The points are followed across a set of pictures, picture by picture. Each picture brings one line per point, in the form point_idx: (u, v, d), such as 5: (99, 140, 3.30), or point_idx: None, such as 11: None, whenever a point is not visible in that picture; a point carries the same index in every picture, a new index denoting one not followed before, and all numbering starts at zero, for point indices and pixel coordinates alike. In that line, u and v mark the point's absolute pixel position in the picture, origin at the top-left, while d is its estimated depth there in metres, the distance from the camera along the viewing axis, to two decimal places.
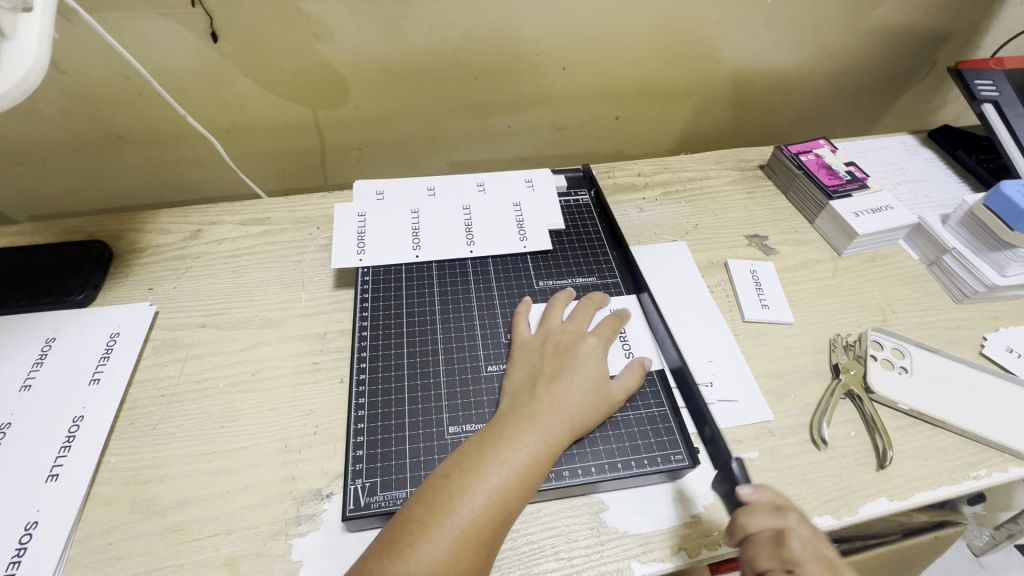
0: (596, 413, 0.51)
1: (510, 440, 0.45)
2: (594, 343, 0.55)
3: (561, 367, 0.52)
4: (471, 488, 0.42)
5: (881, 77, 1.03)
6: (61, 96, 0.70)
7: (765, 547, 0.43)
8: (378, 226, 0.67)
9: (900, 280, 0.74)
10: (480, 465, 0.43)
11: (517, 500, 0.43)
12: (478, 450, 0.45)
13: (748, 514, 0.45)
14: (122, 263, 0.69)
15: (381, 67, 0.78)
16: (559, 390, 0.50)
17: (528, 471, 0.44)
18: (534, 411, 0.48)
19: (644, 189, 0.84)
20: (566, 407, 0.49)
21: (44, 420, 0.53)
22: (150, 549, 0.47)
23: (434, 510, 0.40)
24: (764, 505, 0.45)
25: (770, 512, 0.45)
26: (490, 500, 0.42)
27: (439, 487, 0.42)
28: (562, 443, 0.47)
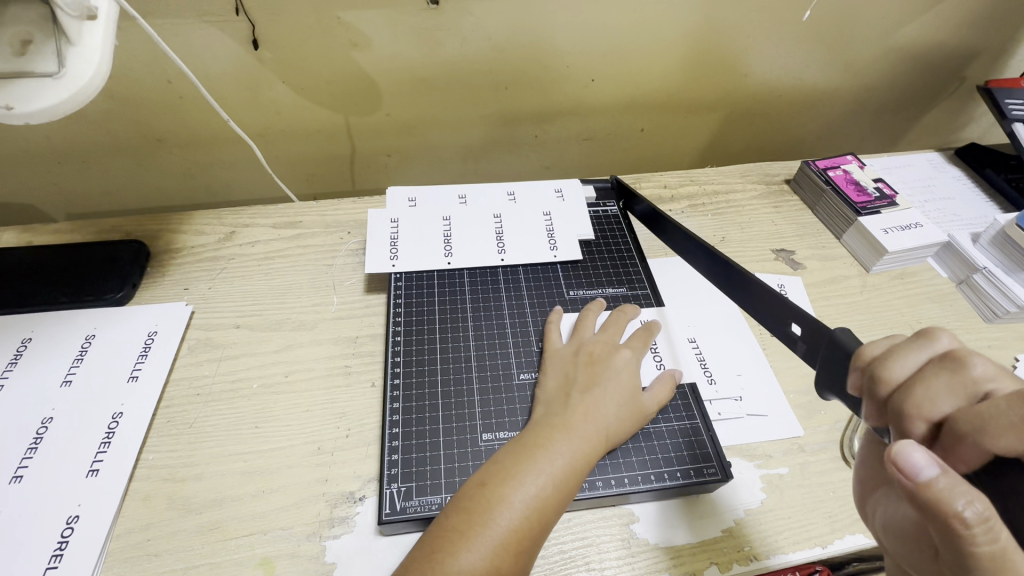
0: (629, 425, 0.51)
1: (546, 450, 0.46)
2: (627, 355, 0.55)
3: (595, 377, 0.53)
4: (509, 498, 0.42)
5: (907, 94, 1.03)
6: (104, 99, 0.72)
7: (939, 382, 0.32)
8: (410, 232, 0.68)
9: (929, 298, 0.73)
10: (516, 474, 0.44)
11: (553, 510, 0.43)
12: (513, 458, 0.45)
13: (889, 360, 0.35)
14: (158, 263, 0.70)
15: (414, 75, 0.79)
16: (593, 400, 0.50)
17: (565, 481, 0.45)
18: (569, 420, 0.48)
19: (671, 201, 0.84)
20: (601, 418, 0.49)
21: (84, 416, 0.54)
22: (187, 546, 0.47)
23: (473, 519, 0.41)
24: (901, 343, 0.35)
25: (914, 345, 0.34)
26: (528, 510, 0.42)
27: (476, 495, 0.42)
28: (596, 454, 0.48)
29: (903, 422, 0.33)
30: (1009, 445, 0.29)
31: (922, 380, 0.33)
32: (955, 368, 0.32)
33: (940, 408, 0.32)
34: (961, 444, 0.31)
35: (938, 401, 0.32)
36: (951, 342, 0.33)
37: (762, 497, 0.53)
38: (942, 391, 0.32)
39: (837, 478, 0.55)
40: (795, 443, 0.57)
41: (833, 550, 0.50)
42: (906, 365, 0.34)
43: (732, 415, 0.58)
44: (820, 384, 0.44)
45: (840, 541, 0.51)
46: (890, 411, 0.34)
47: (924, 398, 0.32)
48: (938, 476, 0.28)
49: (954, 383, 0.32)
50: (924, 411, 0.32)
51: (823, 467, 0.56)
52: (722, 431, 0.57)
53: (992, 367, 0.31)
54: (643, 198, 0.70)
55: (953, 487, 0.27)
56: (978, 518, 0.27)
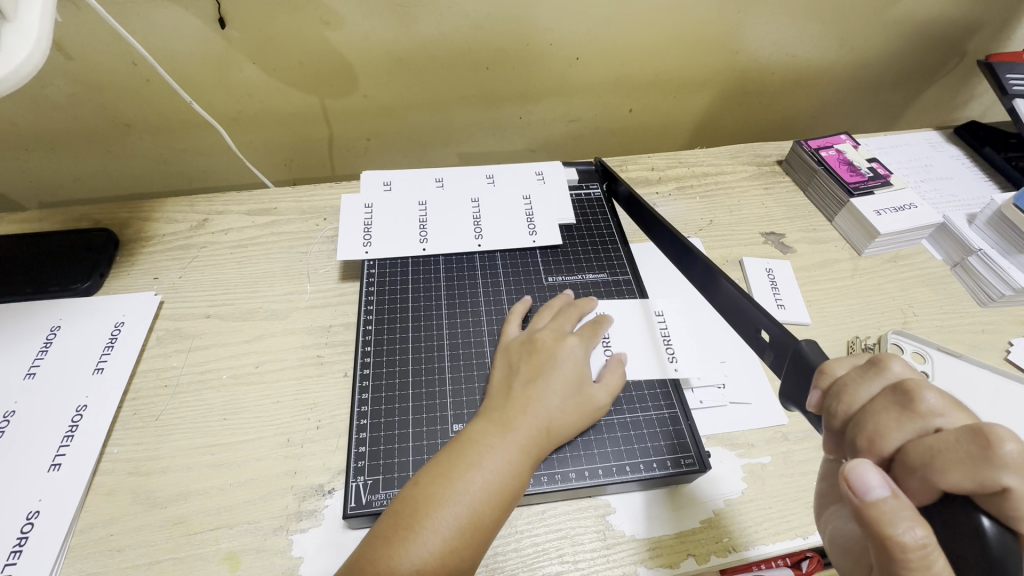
0: (577, 419, 0.49)
1: (479, 446, 0.44)
2: (575, 344, 0.53)
3: (538, 368, 0.50)
4: (438, 501, 0.41)
5: (905, 70, 1.00)
6: (68, 83, 0.70)
7: (887, 414, 0.29)
8: (385, 217, 0.66)
9: (922, 282, 0.71)
10: (447, 474, 0.42)
11: (490, 510, 0.42)
12: (447, 457, 0.44)
13: (845, 389, 0.31)
14: (128, 252, 0.68)
15: (390, 55, 0.76)
16: (535, 391, 0.48)
17: (501, 478, 0.43)
18: (508, 414, 0.47)
19: (658, 183, 0.82)
20: (542, 411, 0.47)
21: (47, 409, 0.52)
22: (151, 541, 0.46)
23: (401, 526, 0.40)
24: (855, 370, 0.32)
25: (868, 373, 0.31)
26: (458, 513, 0.41)
27: (406, 499, 0.42)
28: (535, 449, 0.46)
29: (855, 453, 0.30)
30: (957, 483, 0.25)
31: (873, 410, 0.29)
32: (905, 401, 0.28)
33: (891, 441, 0.28)
34: (908, 478, 0.27)
35: (888, 431, 0.28)
36: (906, 370, 0.30)
37: (743, 487, 0.52)
38: (891, 423, 0.28)
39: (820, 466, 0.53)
40: (777, 431, 0.56)
41: (814, 540, 0.49)
42: (860, 393, 0.31)
43: (714, 403, 0.57)
44: (783, 394, 0.41)
45: None
46: (845, 441, 0.31)
47: (872, 429, 0.29)
48: (886, 498, 0.25)
49: (904, 414, 0.28)
50: (874, 442, 0.29)
51: (806, 456, 0.54)
52: (704, 419, 0.56)
53: (943, 400, 0.28)
54: (624, 182, 0.67)
55: (899, 510, 0.24)
56: (918, 545, 0.24)
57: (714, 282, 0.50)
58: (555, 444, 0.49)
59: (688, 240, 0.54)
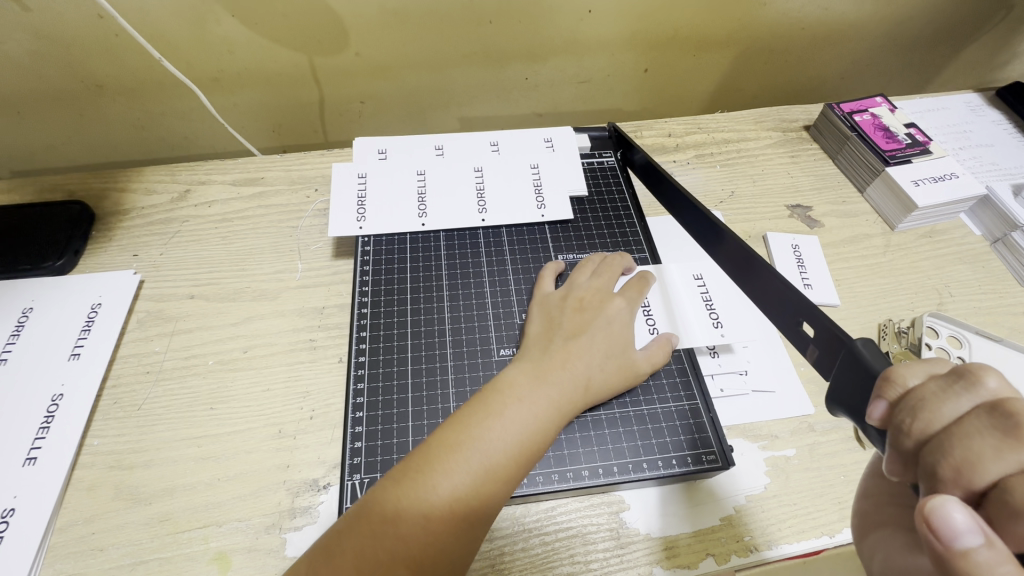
0: (614, 382, 0.47)
1: (504, 397, 0.41)
2: (620, 304, 0.50)
3: (581, 324, 0.48)
4: (454, 446, 0.38)
5: (946, 26, 0.91)
6: (28, 38, 0.63)
7: (984, 441, 0.24)
8: (380, 189, 0.61)
9: (960, 259, 0.66)
10: (466, 421, 0.39)
11: (510, 463, 0.39)
12: (474, 405, 0.41)
13: (925, 404, 0.27)
14: (105, 226, 0.64)
15: (383, 7, 0.69)
16: (574, 348, 0.46)
17: (528, 432, 0.40)
18: (542, 368, 0.44)
19: (675, 151, 0.76)
20: (580, 368, 0.45)
21: (20, 398, 0.49)
22: (135, 540, 0.44)
23: (413, 468, 0.37)
24: (936, 382, 0.27)
25: (956, 388, 0.26)
26: (474, 460, 0.37)
27: (426, 442, 0.39)
28: (570, 407, 0.43)
29: (933, 482, 0.25)
30: None
31: (964, 432, 0.25)
32: (1009, 428, 0.24)
33: (985, 473, 0.24)
34: (1013, 522, 0.23)
35: (984, 462, 0.24)
36: (1002, 388, 0.26)
37: (767, 482, 0.49)
38: (990, 451, 0.24)
39: (849, 460, 0.50)
40: (803, 422, 0.52)
41: (842, 539, 0.46)
42: (942, 412, 0.26)
43: (736, 392, 0.53)
44: (831, 396, 0.36)
45: (849, 529, 0.46)
46: (918, 465, 0.26)
47: (962, 457, 0.24)
48: (979, 547, 0.22)
49: (1007, 443, 0.24)
50: (963, 472, 0.24)
51: (834, 448, 0.51)
52: (724, 409, 0.52)
53: None
54: (641, 148, 0.61)
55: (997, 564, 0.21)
56: None
57: (749, 263, 0.45)
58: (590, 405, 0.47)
59: (711, 211, 0.49)
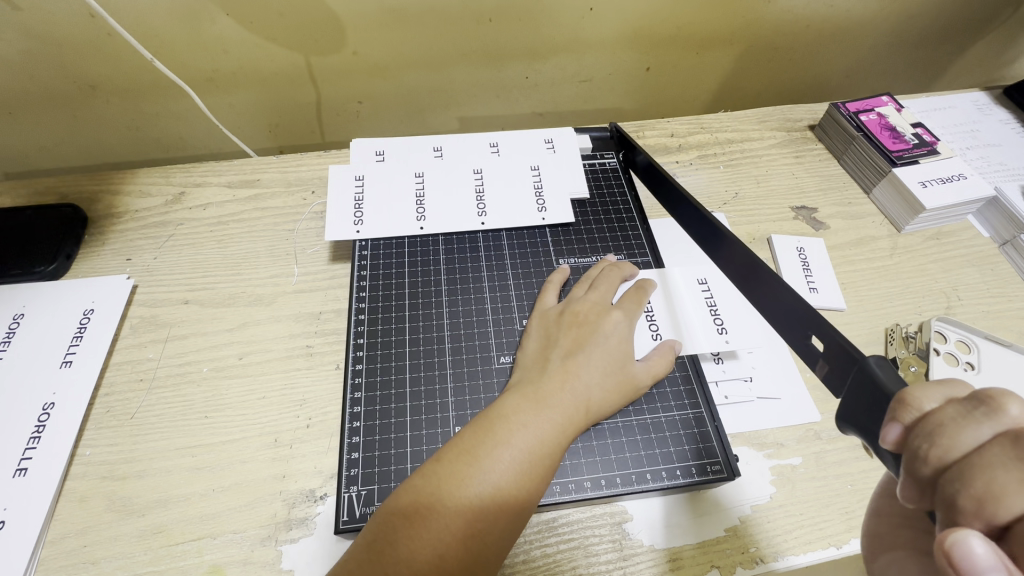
0: (617, 397, 0.46)
1: (509, 422, 0.41)
2: (619, 318, 0.49)
3: (580, 341, 0.47)
4: (463, 479, 0.38)
5: (953, 23, 0.90)
6: (19, 38, 0.62)
7: (1007, 473, 0.23)
8: (378, 192, 0.60)
9: (968, 261, 0.65)
10: (473, 450, 0.39)
11: (519, 492, 0.38)
12: (474, 433, 0.41)
13: (944, 429, 0.26)
14: (98, 230, 0.62)
15: (381, 6, 0.68)
16: (574, 367, 0.45)
17: (531, 459, 0.40)
18: (542, 389, 0.43)
19: (678, 151, 0.74)
20: (580, 389, 0.44)
21: (10, 407, 0.48)
22: (128, 553, 0.43)
23: (421, 503, 0.37)
24: (956, 407, 0.26)
25: (977, 414, 0.25)
26: (483, 492, 0.37)
27: (428, 473, 0.38)
28: (572, 429, 0.43)
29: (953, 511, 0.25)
30: None
31: (987, 463, 0.24)
32: None
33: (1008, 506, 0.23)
34: None
35: (1007, 495, 0.23)
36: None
37: (772, 491, 0.48)
38: (1014, 485, 0.23)
39: (856, 469, 0.49)
40: (809, 429, 0.51)
41: (849, 550, 0.45)
42: (961, 439, 0.25)
43: (741, 399, 0.52)
44: (839, 414, 0.35)
45: (857, 540, 0.45)
46: (936, 493, 0.26)
47: (984, 488, 0.24)
48: None
49: None
50: (985, 504, 0.24)
51: (841, 457, 0.50)
52: (729, 417, 0.51)
53: None
54: (643, 150, 0.60)
55: None
56: None
57: (753, 273, 0.44)
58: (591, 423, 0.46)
59: (712, 217, 0.49)
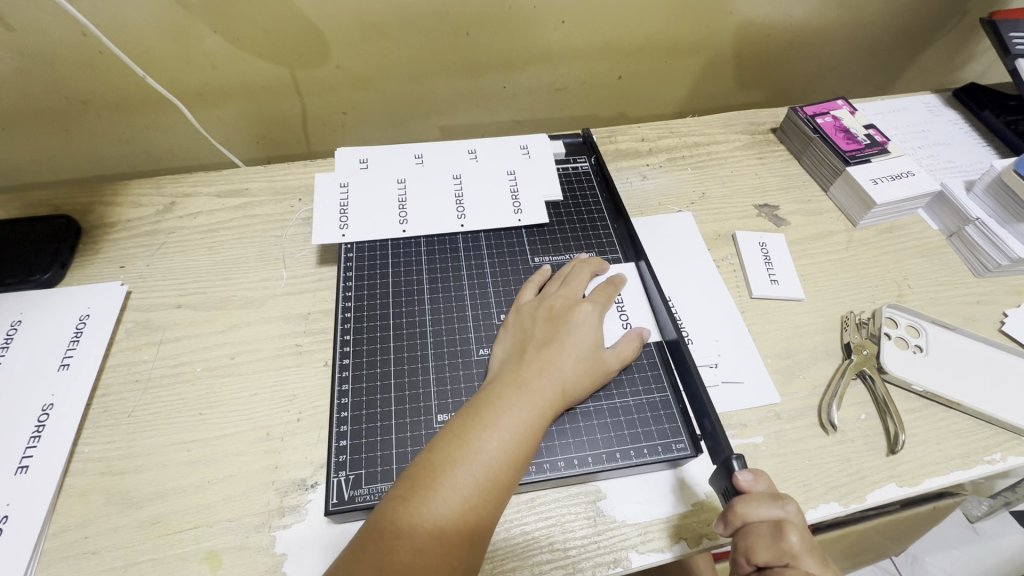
0: (590, 382, 0.49)
1: (493, 408, 0.44)
2: (589, 309, 0.53)
3: (554, 333, 0.50)
4: (456, 460, 0.41)
5: (905, 30, 0.96)
6: (13, 56, 0.65)
7: (764, 539, 0.40)
8: (362, 198, 0.63)
9: (918, 252, 0.70)
10: (462, 435, 0.42)
11: (508, 469, 0.42)
12: (463, 420, 0.44)
13: (749, 504, 0.41)
14: (92, 239, 0.65)
15: (362, 21, 0.71)
16: (549, 357, 0.48)
17: (516, 438, 0.43)
18: (522, 378, 0.47)
19: (648, 155, 0.78)
20: (556, 375, 0.47)
21: (10, 410, 0.50)
22: (128, 542, 0.45)
23: (418, 485, 0.40)
24: (764, 494, 0.41)
25: (772, 502, 0.41)
26: (476, 470, 0.40)
27: (423, 461, 0.41)
28: (552, 412, 0.46)
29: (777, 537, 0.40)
30: None
31: (759, 532, 0.40)
32: (778, 538, 0.40)
33: (758, 557, 0.40)
34: None
35: (758, 551, 0.40)
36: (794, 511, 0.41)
37: None
38: (764, 545, 0.40)
39: (812, 445, 0.53)
40: (770, 411, 0.55)
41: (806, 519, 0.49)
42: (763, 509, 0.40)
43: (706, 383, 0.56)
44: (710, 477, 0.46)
45: (813, 510, 0.49)
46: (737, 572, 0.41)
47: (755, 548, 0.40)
48: None
49: (775, 545, 0.39)
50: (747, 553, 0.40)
51: (798, 435, 0.53)
52: None
53: (803, 545, 0.39)
54: (612, 189, 0.68)
55: None
56: None
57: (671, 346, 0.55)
58: (566, 408, 0.49)
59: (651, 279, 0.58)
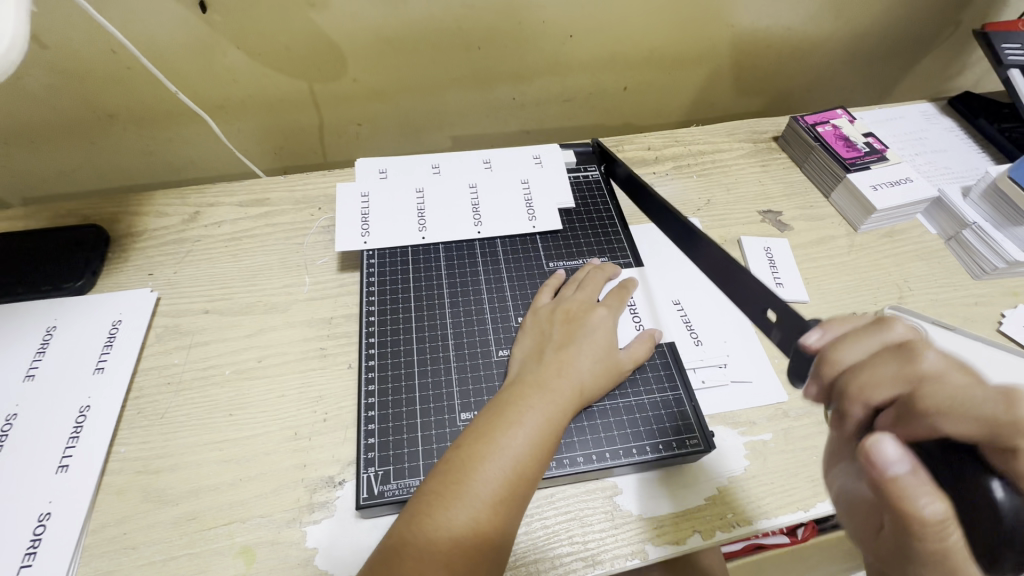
0: (606, 381, 0.51)
1: (517, 406, 0.46)
2: (604, 312, 0.55)
3: (571, 334, 0.53)
4: (485, 455, 0.43)
5: (902, 40, 0.99)
6: (46, 73, 0.67)
7: (883, 370, 0.35)
8: (382, 206, 0.65)
9: (918, 255, 0.72)
10: (489, 431, 0.44)
11: (533, 463, 0.44)
12: (488, 418, 0.46)
13: (841, 350, 0.38)
14: (120, 248, 0.67)
15: (379, 37, 0.74)
16: (568, 357, 0.50)
17: (540, 434, 0.45)
18: (543, 378, 0.49)
19: (655, 163, 0.81)
20: (575, 374, 0.50)
21: (49, 412, 0.52)
22: (165, 538, 0.47)
23: (451, 480, 0.41)
24: (858, 337, 0.38)
25: (870, 333, 0.38)
26: (505, 464, 0.42)
27: (453, 457, 0.43)
28: (572, 410, 0.48)
29: (847, 399, 0.36)
30: (956, 423, 0.32)
31: (872, 366, 0.36)
32: (905, 358, 0.35)
33: (881, 391, 0.35)
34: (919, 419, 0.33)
35: (881, 383, 0.35)
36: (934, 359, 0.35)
37: (746, 464, 0.53)
38: (888, 373, 0.35)
39: (820, 441, 0.55)
40: (778, 409, 0.57)
41: (815, 513, 0.51)
42: (850, 351, 0.38)
43: (716, 383, 0.58)
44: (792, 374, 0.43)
45: (822, 504, 0.51)
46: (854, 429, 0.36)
47: (871, 381, 0.35)
48: (905, 473, 0.29)
49: (903, 365, 0.35)
50: (865, 389, 0.35)
51: (807, 431, 0.55)
52: (706, 399, 0.57)
53: (939, 359, 0.35)
54: (622, 162, 0.68)
55: (919, 486, 0.29)
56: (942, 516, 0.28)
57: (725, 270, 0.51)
58: (584, 407, 0.51)
59: (688, 220, 0.56)
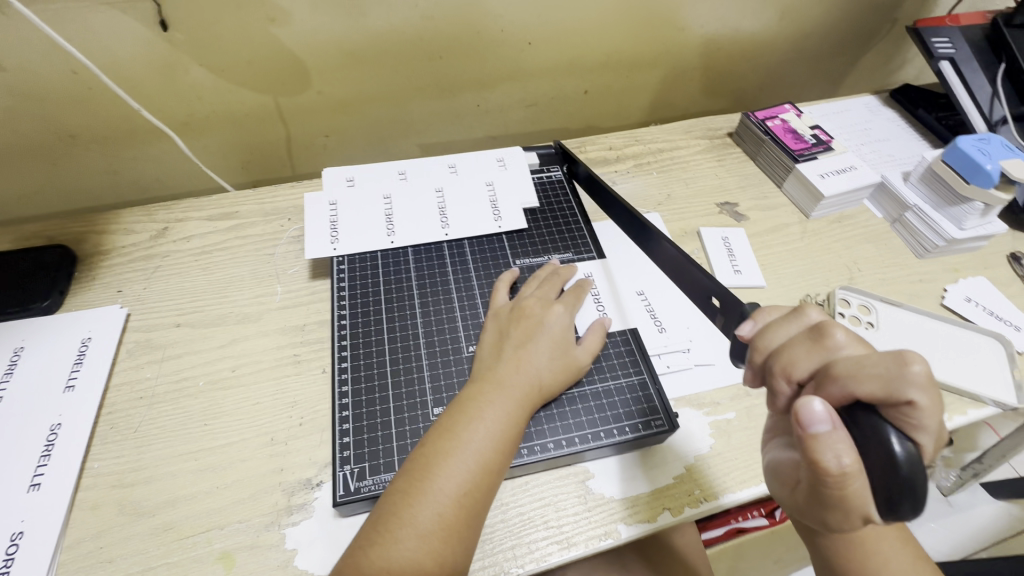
0: (563, 376, 0.53)
1: (478, 402, 0.48)
2: (560, 311, 0.57)
3: (528, 333, 0.54)
4: (449, 452, 0.44)
5: (844, 39, 1.04)
6: (4, 96, 0.67)
7: (798, 347, 0.36)
8: (350, 213, 0.66)
9: (866, 238, 0.76)
10: (452, 429, 0.46)
11: (497, 456, 0.45)
12: (451, 416, 0.47)
13: (767, 334, 0.39)
14: (87, 266, 0.67)
15: (341, 50, 0.76)
16: (525, 355, 0.52)
17: (501, 428, 0.47)
18: (500, 375, 0.50)
19: (616, 162, 0.84)
20: (530, 369, 0.51)
21: (18, 432, 0.51)
22: (142, 549, 0.47)
23: (416, 478, 0.43)
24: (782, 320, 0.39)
25: (788, 318, 0.38)
26: (469, 460, 0.44)
27: (419, 456, 0.45)
28: (531, 403, 0.50)
29: (773, 377, 0.37)
30: (869, 391, 0.30)
31: (789, 346, 0.36)
32: (818, 338, 0.35)
33: (800, 368, 0.35)
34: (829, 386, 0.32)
35: (798, 361, 0.35)
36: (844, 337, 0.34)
37: (712, 442, 0.55)
38: (803, 351, 0.35)
39: None
40: (739, 388, 0.60)
41: None
42: (778, 335, 0.38)
43: (680, 367, 0.60)
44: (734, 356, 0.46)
45: None
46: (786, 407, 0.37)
47: (790, 360, 0.36)
48: (824, 430, 0.30)
49: (815, 345, 0.35)
50: (786, 368, 0.36)
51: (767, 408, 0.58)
52: (671, 383, 0.59)
53: (848, 336, 0.34)
54: (582, 163, 0.70)
55: (834, 441, 0.30)
56: (843, 467, 0.30)
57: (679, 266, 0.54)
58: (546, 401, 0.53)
59: (642, 215, 0.59)
